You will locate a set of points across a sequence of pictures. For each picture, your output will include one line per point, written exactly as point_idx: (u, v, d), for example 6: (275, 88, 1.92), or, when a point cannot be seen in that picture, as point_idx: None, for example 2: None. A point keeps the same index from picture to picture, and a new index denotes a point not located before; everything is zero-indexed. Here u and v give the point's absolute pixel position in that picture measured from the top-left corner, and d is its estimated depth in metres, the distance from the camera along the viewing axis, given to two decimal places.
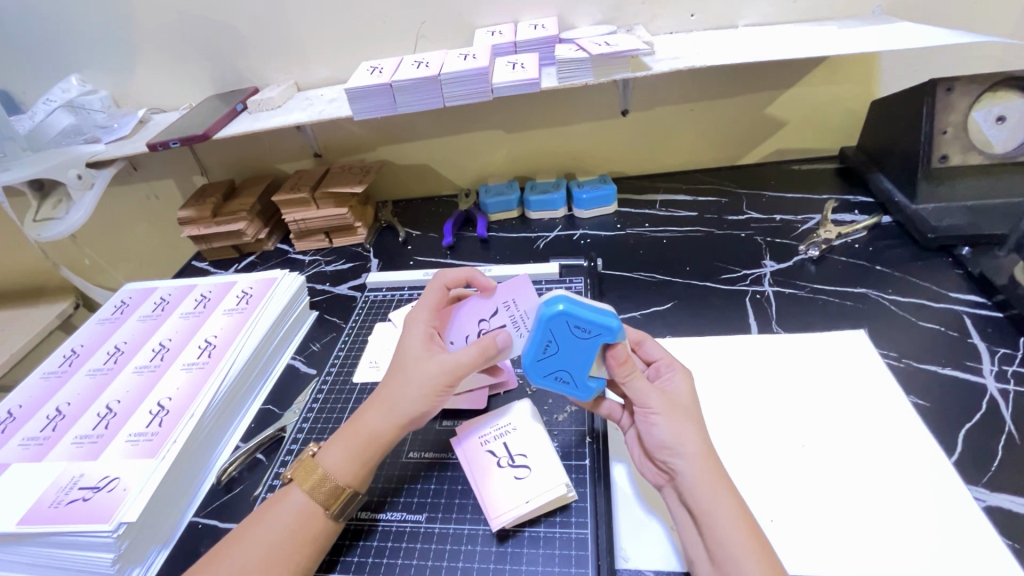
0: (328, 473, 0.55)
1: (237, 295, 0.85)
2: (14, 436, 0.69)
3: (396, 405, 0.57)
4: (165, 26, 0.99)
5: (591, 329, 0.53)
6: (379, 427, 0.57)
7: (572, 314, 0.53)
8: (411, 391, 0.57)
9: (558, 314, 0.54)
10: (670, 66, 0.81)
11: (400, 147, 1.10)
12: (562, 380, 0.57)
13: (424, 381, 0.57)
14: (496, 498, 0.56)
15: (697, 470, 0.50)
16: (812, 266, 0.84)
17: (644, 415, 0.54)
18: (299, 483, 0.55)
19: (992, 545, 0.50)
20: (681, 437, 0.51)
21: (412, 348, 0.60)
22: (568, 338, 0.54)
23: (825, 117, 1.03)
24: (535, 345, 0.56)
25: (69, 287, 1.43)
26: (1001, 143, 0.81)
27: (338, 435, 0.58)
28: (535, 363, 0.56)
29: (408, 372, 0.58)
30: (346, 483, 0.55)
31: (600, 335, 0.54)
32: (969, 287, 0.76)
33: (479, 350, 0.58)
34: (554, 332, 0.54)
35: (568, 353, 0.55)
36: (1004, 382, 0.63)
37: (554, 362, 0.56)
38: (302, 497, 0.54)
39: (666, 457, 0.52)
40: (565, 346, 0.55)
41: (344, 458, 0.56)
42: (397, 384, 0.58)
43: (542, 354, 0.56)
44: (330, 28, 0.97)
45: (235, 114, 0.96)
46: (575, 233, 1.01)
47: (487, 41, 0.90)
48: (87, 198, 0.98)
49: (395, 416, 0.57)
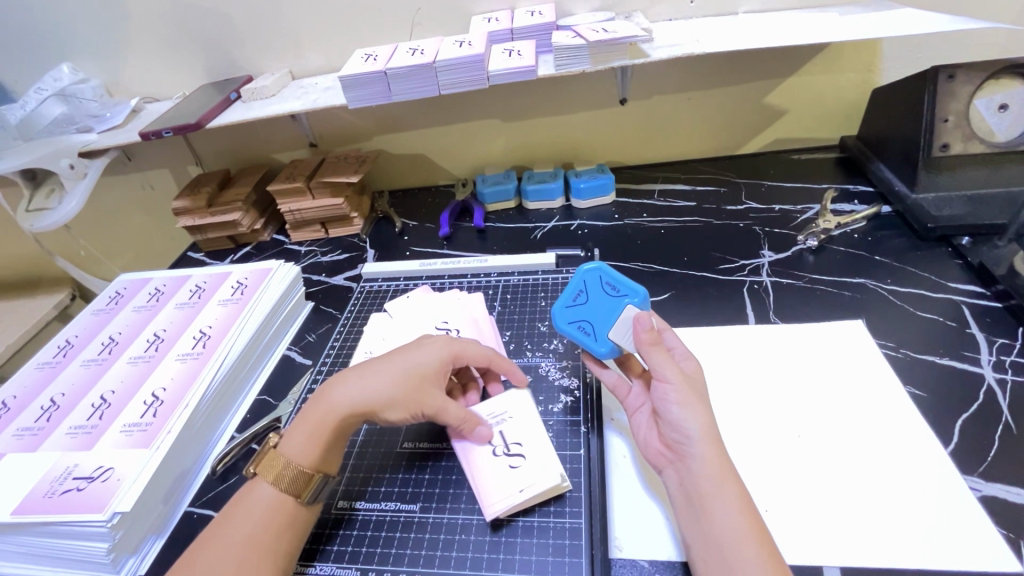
0: (290, 460, 0.55)
1: (231, 286, 0.84)
2: (9, 426, 0.69)
3: (367, 390, 0.58)
4: (158, 13, 0.97)
5: (620, 289, 0.62)
6: (344, 407, 0.58)
7: (605, 272, 0.63)
8: (391, 388, 0.59)
9: (593, 270, 0.63)
10: (669, 53, 0.80)
11: (396, 137, 1.09)
12: (583, 331, 0.61)
13: (410, 392, 0.58)
14: (488, 487, 0.56)
15: (705, 453, 0.49)
16: (810, 256, 0.84)
17: (661, 389, 0.52)
18: (264, 477, 0.55)
19: (985, 534, 0.50)
20: (694, 420, 0.50)
21: (418, 359, 0.61)
22: (599, 293, 0.63)
23: (825, 106, 1.02)
24: (568, 292, 0.64)
25: (65, 278, 1.42)
26: (1004, 131, 0.80)
27: (298, 422, 0.58)
28: (564, 309, 0.63)
29: (399, 370, 0.60)
30: (309, 466, 0.55)
31: (626, 296, 0.61)
32: (967, 277, 0.75)
33: (464, 418, 0.59)
34: (587, 283, 0.63)
35: (597, 305, 0.62)
36: (1002, 372, 0.63)
37: (582, 311, 0.62)
38: (269, 488, 0.54)
39: (675, 436, 0.51)
40: (594, 299, 0.62)
41: (307, 444, 0.56)
42: (381, 373, 0.60)
43: (573, 301, 0.63)
44: (325, 16, 0.96)
45: (229, 103, 0.95)
46: (573, 223, 1.00)
47: (483, 28, 0.89)
48: (81, 188, 0.97)
49: (363, 402, 0.58)
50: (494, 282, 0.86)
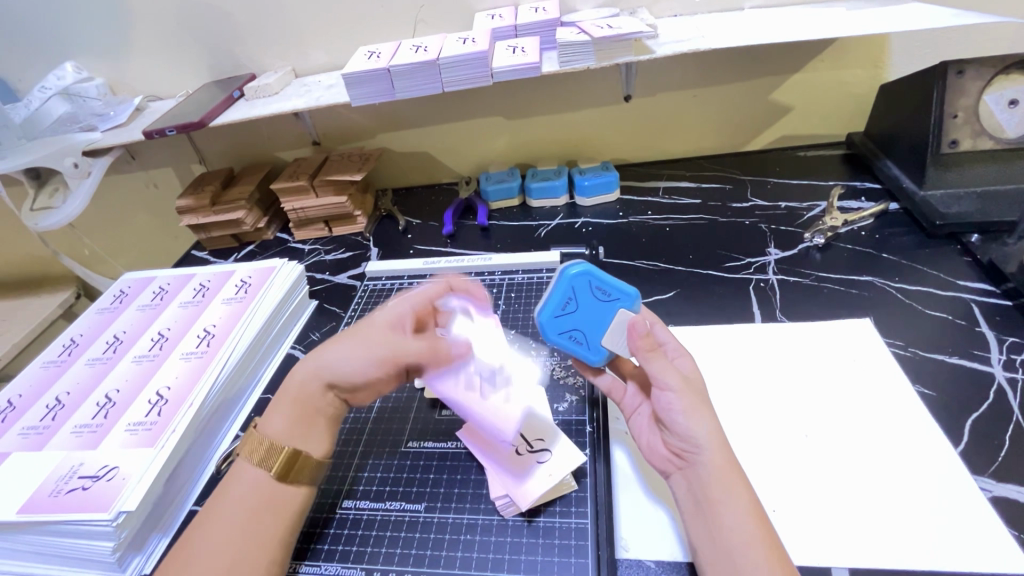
0: (273, 439, 0.55)
1: (236, 284, 0.84)
2: (15, 425, 0.69)
3: (329, 360, 0.58)
4: (159, 11, 0.97)
5: (610, 293, 0.58)
6: (307, 376, 0.58)
7: (595, 275, 0.57)
8: (350, 351, 0.58)
9: (581, 275, 0.57)
10: (673, 50, 0.79)
11: (400, 135, 1.09)
12: (575, 340, 0.59)
13: (363, 346, 0.58)
14: (523, 482, 0.55)
15: (715, 460, 0.49)
16: (817, 254, 0.83)
17: (664, 398, 0.51)
18: (250, 459, 0.55)
19: (995, 535, 0.49)
20: (701, 426, 0.50)
21: (369, 317, 0.61)
22: (588, 298, 0.58)
23: (831, 102, 1.02)
24: (556, 300, 0.58)
25: (70, 277, 1.43)
26: (1014, 127, 0.78)
27: (277, 401, 0.58)
28: (554, 319, 0.59)
29: (353, 333, 0.60)
30: (292, 444, 0.55)
31: (617, 300, 0.58)
32: (976, 275, 0.75)
33: (429, 344, 0.59)
34: (575, 289, 0.58)
35: (587, 312, 0.58)
36: (1012, 371, 0.62)
37: (572, 320, 0.59)
38: (254, 469, 0.54)
39: (680, 443, 0.51)
40: (583, 305, 0.58)
41: (286, 422, 0.56)
42: (340, 340, 0.60)
43: (562, 310, 0.58)
44: (328, 13, 0.95)
45: (231, 101, 0.94)
46: (577, 221, 1.00)
47: (487, 25, 0.88)
48: (85, 187, 0.97)
49: (324, 371, 0.58)
50: (498, 280, 0.86)
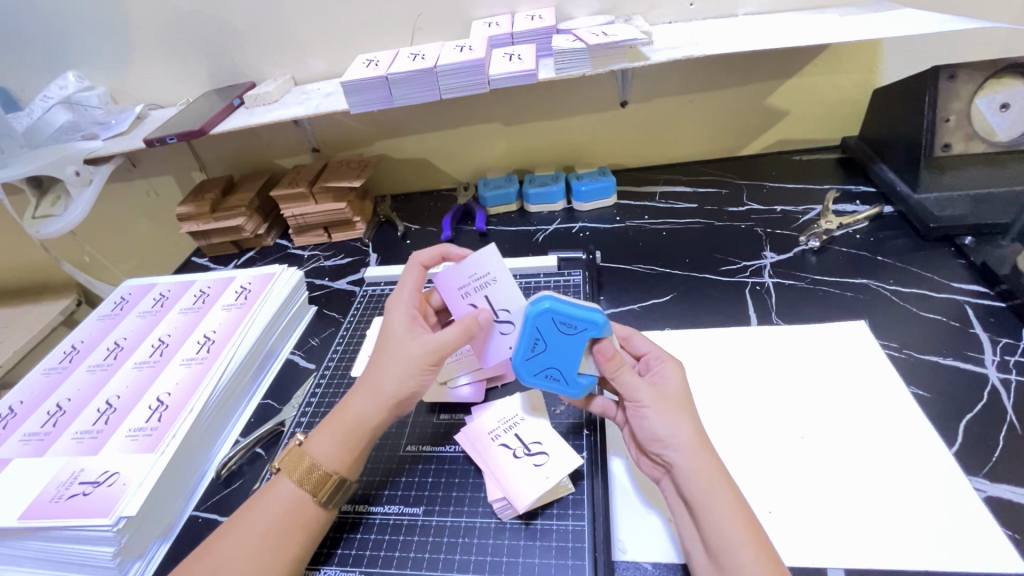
0: (317, 463, 0.55)
1: (236, 291, 0.85)
2: (15, 432, 0.69)
3: (381, 386, 0.57)
4: (161, 21, 0.98)
5: (577, 325, 0.54)
6: (363, 412, 0.57)
7: (557, 310, 0.54)
8: (398, 376, 0.57)
9: (545, 310, 0.54)
10: (669, 56, 0.80)
11: (399, 141, 1.10)
12: (553, 378, 0.57)
13: (407, 360, 0.57)
14: (518, 485, 0.55)
15: (691, 461, 0.50)
16: (812, 257, 0.84)
17: (636, 409, 0.54)
18: (288, 474, 0.55)
19: (991, 537, 0.50)
20: (671, 427, 0.51)
21: (397, 330, 0.59)
22: (554, 334, 0.55)
23: (826, 107, 1.02)
24: (523, 343, 0.56)
25: (71, 284, 1.44)
26: (1005, 130, 0.80)
27: (325, 425, 0.58)
28: (525, 362, 0.56)
29: (393, 352, 0.58)
30: (335, 470, 0.55)
31: (585, 330, 0.54)
32: (971, 278, 0.75)
33: (461, 327, 0.58)
34: (540, 328, 0.55)
35: (558, 349, 0.55)
36: (1006, 371, 0.63)
37: (545, 359, 0.56)
38: (291, 485, 0.54)
39: (659, 447, 0.52)
40: (552, 342, 0.55)
41: (332, 445, 0.56)
42: (385, 366, 0.58)
43: (532, 352, 0.56)
44: (327, 22, 0.96)
45: (233, 109, 0.96)
46: (574, 225, 1.01)
47: (484, 33, 0.89)
48: (87, 194, 0.98)
49: (380, 397, 0.57)
50: None
